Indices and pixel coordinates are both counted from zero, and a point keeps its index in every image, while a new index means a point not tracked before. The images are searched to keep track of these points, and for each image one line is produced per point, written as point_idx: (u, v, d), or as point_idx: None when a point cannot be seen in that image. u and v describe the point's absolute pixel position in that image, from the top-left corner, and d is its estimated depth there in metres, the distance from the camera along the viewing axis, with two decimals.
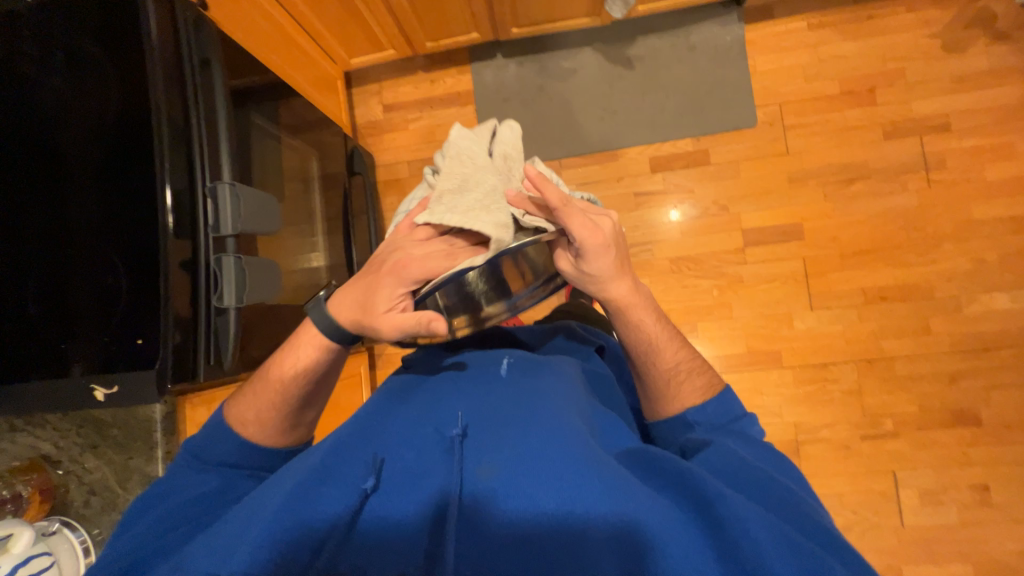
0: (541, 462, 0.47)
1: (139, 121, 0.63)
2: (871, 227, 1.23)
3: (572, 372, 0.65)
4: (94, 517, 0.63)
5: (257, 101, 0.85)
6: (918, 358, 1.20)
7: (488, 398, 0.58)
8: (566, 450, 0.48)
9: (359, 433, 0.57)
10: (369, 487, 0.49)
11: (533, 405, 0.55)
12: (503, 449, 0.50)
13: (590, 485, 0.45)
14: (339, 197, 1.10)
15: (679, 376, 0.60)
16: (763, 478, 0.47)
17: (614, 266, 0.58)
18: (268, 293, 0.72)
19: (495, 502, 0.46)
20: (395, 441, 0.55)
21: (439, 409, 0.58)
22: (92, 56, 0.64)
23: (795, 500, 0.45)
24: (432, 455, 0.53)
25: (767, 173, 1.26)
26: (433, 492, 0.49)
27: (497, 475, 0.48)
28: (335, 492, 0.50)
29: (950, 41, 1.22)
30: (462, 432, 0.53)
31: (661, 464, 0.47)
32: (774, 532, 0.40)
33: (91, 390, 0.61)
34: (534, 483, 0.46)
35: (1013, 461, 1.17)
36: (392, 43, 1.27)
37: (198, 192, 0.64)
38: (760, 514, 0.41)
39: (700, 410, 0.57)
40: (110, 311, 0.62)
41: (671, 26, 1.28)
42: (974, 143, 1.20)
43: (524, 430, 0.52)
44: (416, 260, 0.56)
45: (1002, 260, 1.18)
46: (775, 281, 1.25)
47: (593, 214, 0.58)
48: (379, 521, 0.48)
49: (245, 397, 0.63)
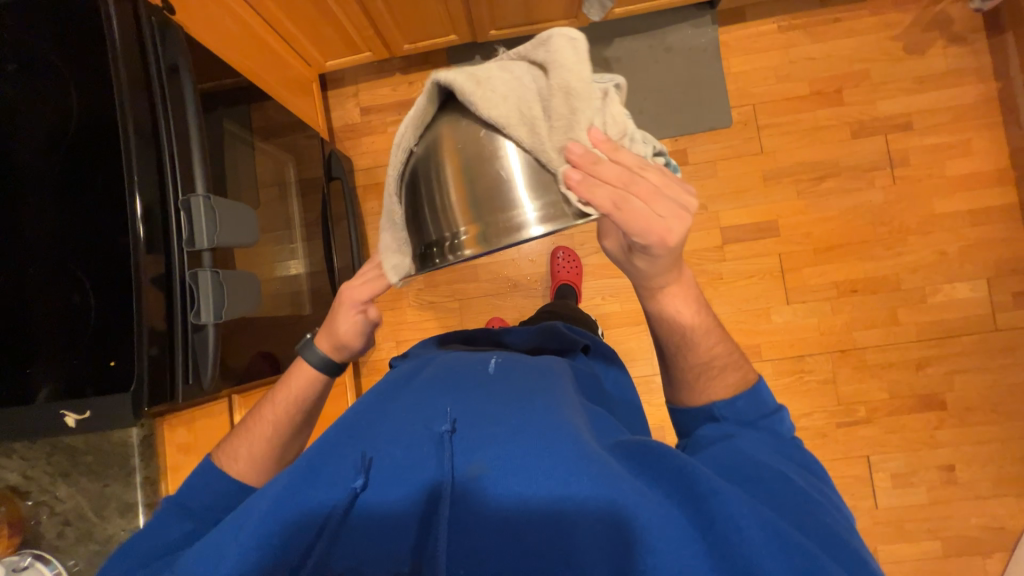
0: (534, 459, 0.47)
1: (102, 130, 0.60)
2: (841, 222, 1.27)
3: (562, 370, 0.65)
4: (71, 547, 0.59)
5: (228, 106, 0.82)
6: (887, 348, 1.26)
7: (479, 395, 0.58)
8: (561, 447, 0.47)
9: (349, 434, 0.55)
10: (358, 487, 0.48)
11: (526, 402, 0.54)
12: (494, 446, 0.49)
13: (583, 480, 0.44)
14: (317, 202, 1.08)
15: (712, 370, 0.60)
16: (758, 472, 0.48)
17: (661, 268, 0.54)
18: (249, 308, 0.69)
19: (487, 500, 0.46)
20: (384, 439, 0.53)
21: (429, 405, 0.57)
22: (50, 65, 0.61)
23: (792, 494, 0.46)
24: (421, 449, 0.51)
25: (742, 172, 1.30)
26: (420, 492, 0.47)
27: (488, 473, 0.47)
28: (326, 494, 0.49)
29: (910, 43, 1.27)
30: (452, 427, 0.52)
31: (659, 453, 0.47)
32: (767, 530, 0.41)
33: (61, 416, 0.57)
34: (527, 481, 0.46)
35: (976, 442, 1.24)
36: (368, 46, 1.25)
37: (171, 206, 0.61)
38: (748, 505, 0.43)
39: (730, 404, 0.57)
40: (80, 332, 0.59)
41: (646, 28, 1.30)
42: (934, 141, 1.26)
43: (517, 424, 0.51)
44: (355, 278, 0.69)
45: (962, 251, 1.25)
46: (753, 277, 1.28)
47: (665, 201, 0.48)
48: (367, 524, 0.47)
49: (238, 437, 0.66)
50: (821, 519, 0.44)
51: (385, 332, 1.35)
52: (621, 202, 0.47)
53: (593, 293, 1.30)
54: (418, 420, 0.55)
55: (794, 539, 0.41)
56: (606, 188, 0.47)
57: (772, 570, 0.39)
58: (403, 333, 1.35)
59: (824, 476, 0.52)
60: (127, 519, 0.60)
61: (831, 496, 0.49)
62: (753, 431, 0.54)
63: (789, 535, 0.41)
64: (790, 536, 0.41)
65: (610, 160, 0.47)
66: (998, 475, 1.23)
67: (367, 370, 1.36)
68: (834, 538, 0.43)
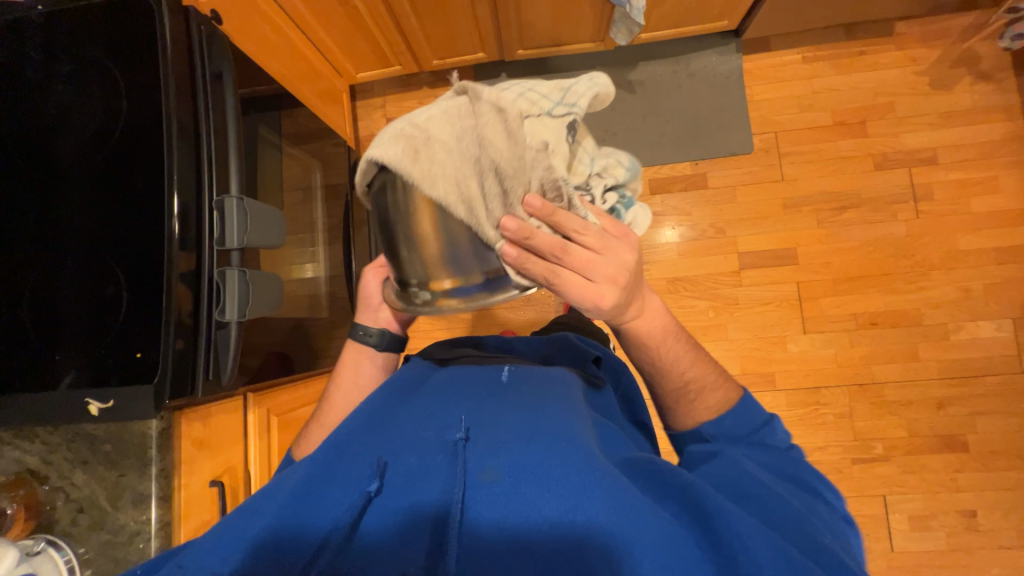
0: (542, 471, 0.47)
1: (146, 130, 0.63)
2: (862, 253, 1.26)
3: (574, 383, 0.65)
4: (81, 535, 0.60)
5: (263, 112, 0.85)
6: (907, 384, 1.23)
7: (490, 404, 0.58)
8: (570, 460, 0.47)
9: (363, 435, 0.56)
10: (372, 490, 0.48)
11: (537, 415, 0.54)
12: (505, 454, 0.49)
13: (592, 494, 0.44)
14: (341, 208, 1.11)
15: (694, 394, 0.59)
16: (765, 494, 0.46)
17: (608, 317, 0.52)
18: (271, 308, 0.71)
19: (495, 511, 0.45)
20: (397, 444, 0.53)
21: (440, 412, 0.57)
22: (103, 68, 0.64)
23: (803, 518, 0.44)
24: (433, 457, 0.51)
25: (762, 198, 1.29)
26: (429, 497, 0.47)
27: (499, 481, 0.47)
28: (339, 496, 0.50)
29: (936, 79, 1.27)
30: (465, 435, 0.52)
31: (668, 474, 0.47)
32: (774, 548, 0.39)
33: (85, 404, 0.59)
34: (537, 491, 0.45)
35: (999, 488, 1.19)
36: (399, 60, 1.29)
37: (206, 206, 0.63)
38: (759, 528, 0.41)
39: (716, 423, 0.57)
40: (109, 323, 0.61)
41: (671, 54, 1.32)
42: (959, 176, 1.25)
43: (528, 436, 0.51)
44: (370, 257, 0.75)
45: (987, 289, 1.22)
46: (770, 304, 1.27)
47: (591, 266, 0.48)
48: (376, 527, 0.47)
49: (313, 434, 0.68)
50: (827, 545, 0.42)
51: None
52: (551, 275, 0.47)
53: None
54: (430, 427, 0.55)
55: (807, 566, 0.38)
56: (537, 261, 0.47)
57: None
58: (415, 341, 1.36)
59: (826, 494, 0.50)
60: (139, 511, 0.60)
61: (835, 517, 0.48)
62: (744, 448, 0.54)
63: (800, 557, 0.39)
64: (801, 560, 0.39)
65: (567, 221, 0.46)
66: (1022, 524, 1.18)
67: None
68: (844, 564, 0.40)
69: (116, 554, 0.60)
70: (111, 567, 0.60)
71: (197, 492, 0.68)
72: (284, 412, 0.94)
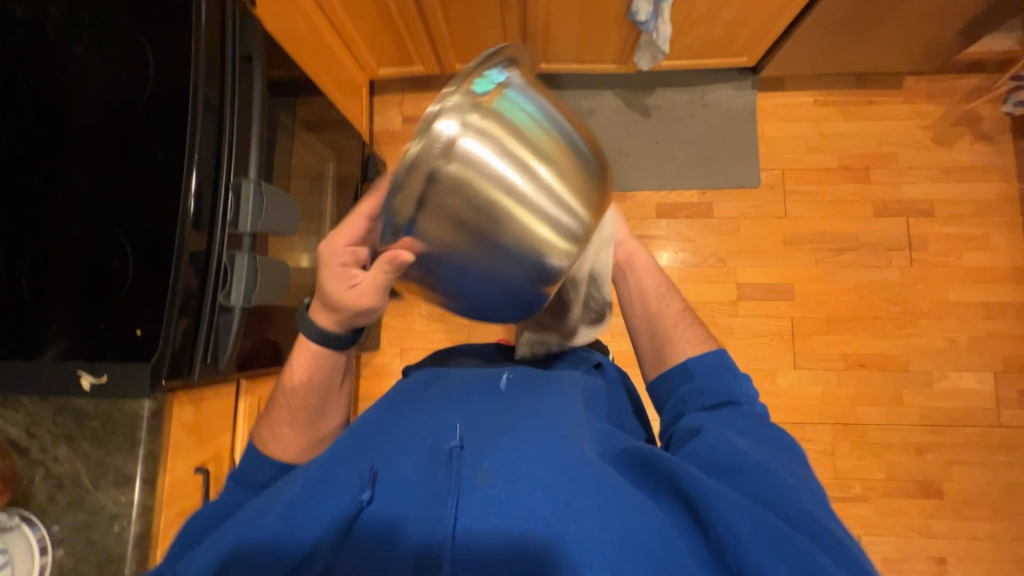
0: (535, 473, 0.47)
1: (169, 104, 0.62)
2: (855, 296, 1.29)
3: (573, 388, 0.64)
4: (56, 512, 0.58)
5: (283, 97, 0.85)
6: (889, 427, 1.25)
7: (484, 411, 0.58)
8: (561, 463, 0.48)
9: (356, 443, 0.55)
10: (366, 499, 0.48)
11: (532, 420, 0.54)
12: (498, 456, 0.49)
13: (582, 493, 0.45)
14: (349, 200, 1.11)
15: (679, 331, 0.66)
16: (748, 467, 0.47)
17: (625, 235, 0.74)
18: (277, 296, 0.69)
19: (489, 512, 0.45)
20: (389, 451, 0.53)
21: (435, 419, 0.56)
22: (133, 38, 0.63)
23: (793, 492, 0.45)
24: (427, 465, 0.51)
25: (764, 233, 1.32)
26: (421, 503, 0.47)
27: (491, 482, 0.47)
28: (331, 503, 0.49)
29: (939, 134, 1.32)
30: (459, 442, 0.51)
31: (655, 460, 0.47)
32: (759, 523, 0.41)
33: (78, 377, 0.58)
34: (528, 492, 0.45)
35: (969, 537, 1.21)
36: (422, 60, 1.29)
37: (222, 185, 0.62)
38: (745, 508, 0.42)
39: (700, 359, 0.61)
40: (111, 297, 0.60)
41: (688, 83, 1.35)
42: (954, 231, 1.29)
43: (523, 439, 0.51)
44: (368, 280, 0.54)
45: (972, 341, 1.26)
46: (764, 337, 1.29)
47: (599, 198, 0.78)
48: (372, 532, 0.47)
49: (294, 433, 0.65)
50: (810, 513, 0.44)
51: (391, 337, 1.35)
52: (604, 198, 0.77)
53: (603, 329, 1.30)
54: (423, 431, 0.55)
55: (796, 543, 0.41)
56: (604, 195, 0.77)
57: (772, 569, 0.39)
58: (408, 341, 1.35)
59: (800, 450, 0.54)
60: (120, 492, 0.58)
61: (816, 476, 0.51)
62: (723, 413, 0.56)
63: (789, 535, 0.41)
64: (791, 539, 0.41)
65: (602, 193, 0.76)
66: (988, 574, 1.20)
67: (366, 373, 1.35)
68: (829, 541, 0.42)
69: (91, 535, 0.57)
70: (85, 549, 0.57)
71: (181, 477, 0.66)
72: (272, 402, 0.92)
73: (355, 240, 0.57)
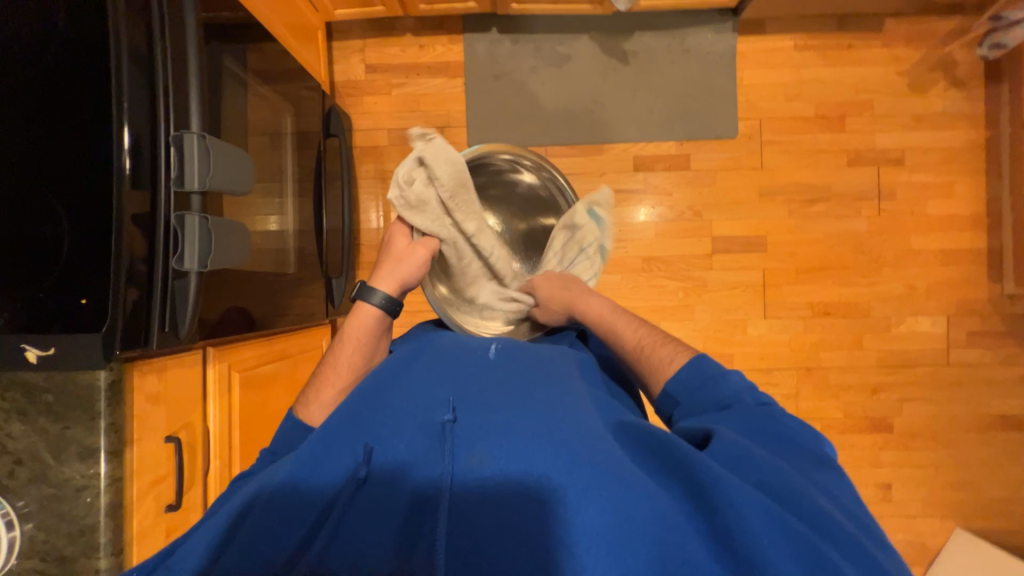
0: (531, 448, 0.48)
1: (89, 46, 0.55)
2: (825, 246, 1.32)
3: (566, 359, 0.66)
4: (19, 489, 0.56)
5: (227, 40, 0.76)
6: (849, 369, 1.32)
7: (480, 382, 0.58)
8: (557, 438, 0.48)
9: (352, 416, 0.55)
10: (361, 476, 0.50)
11: (528, 397, 0.55)
12: (494, 436, 0.50)
13: (580, 470, 0.45)
14: (312, 157, 1.04)
15: (652, 357, 0.66)
16: (745, 453, 0.47)
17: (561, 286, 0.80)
18: (238, 259, 0.65)
19: (487, 491, 0.47)
20: (386, 426, 0.54)
21: (429, 393, 0.57)
22: None
23: (789, 483, 0.44)
24: (425, 441, 0.52)
25: (740, 185, 1.32)
26: (424, 482, 0.49)
27: (488, 462, 0.48)
28: (332, 478, 0.51)
29: (915, 81, 1.31)
30: (453, 417, 0.53)
31: (657, 444, 0.47)
32: (764, 512, 0.41)
33: (22, 350, 0.55)
34: (523, 469, 0.47)
35: (913, 464, 1.33)
36: (383, 0, 1.18)
37: (162, 139, 0.56)
38: (749, 495, 0.42)
39: (675, 380, 0.61)
40: (50, 263, 0.56)
41: (668, 26, 1.28)
42: (922, 179, 1.31)
43: (518, 414, 0.52)
44: (412, 272, 0.74)
45: (930, 287, 1.31)
46: (736, 289, 1.32)
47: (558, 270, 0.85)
48: (371, 503, 0.49)
49: (333, 392, 0.68)
50: (814, 501, 0.43)
51: None
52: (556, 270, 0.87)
53: None
54: (416, 407, 0.56)
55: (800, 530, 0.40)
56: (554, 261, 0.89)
57: (779, 558, 0.39)
58: None
59: (808, 441, 0.52)
60: (86, 465, 0.56)
61: (836, 487, 0.48)
62: (730, 415, 0.54)
63: (791, 524, 0.40)
64: (798, 529, 0.40)
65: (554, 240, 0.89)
66: (927, 496, 1.33)
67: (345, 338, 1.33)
68: (835, 527, 0.42)
69: (60, 509, 0.56)
70: (55, 522, 0.56)
71: (151, 449, 0.63)
72: (249, 369, 0.88)
73: (406, 288, 0.74)
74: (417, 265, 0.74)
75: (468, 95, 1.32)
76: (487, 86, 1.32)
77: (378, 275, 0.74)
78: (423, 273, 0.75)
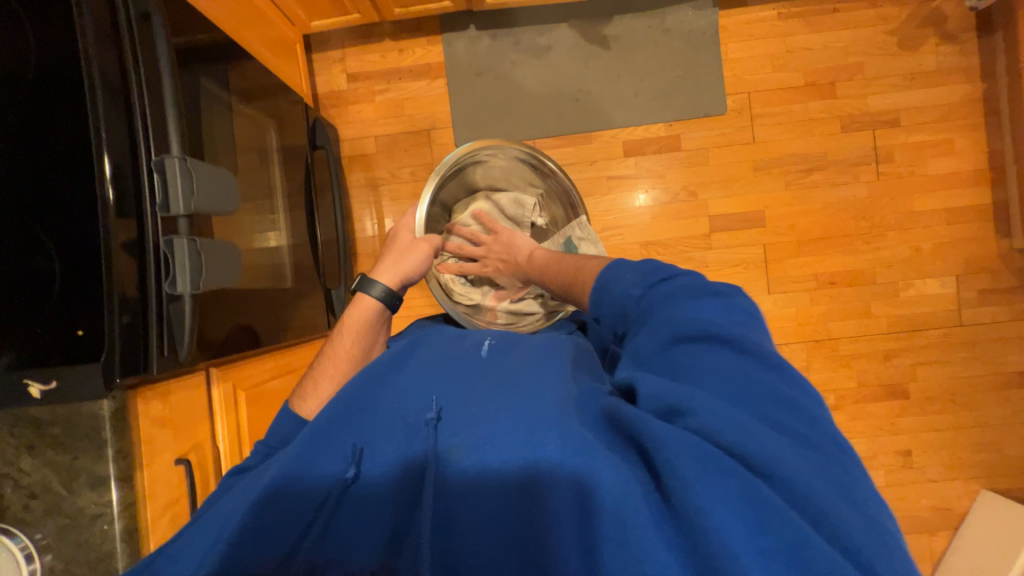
0: (504, 437, 0.49)
1: (64, 82, 0.55)
2: (825, 215, 1.30)
3: (558, 349, 0.66)
4: (36, 521, 0.57)
5: (206, 61, 0.76)
6: (859, 338, 1.30)
7: (458, 373, 0.59)
8: (528, 423, 0.49)
9: (335, 416, 0.54)
10: (348, 476, 0.52)
11: (502, 385, 0.56)
12: (470, 427, 0.51)
13: (548, 451, 0.47)
14: (300, 171, 1.04)
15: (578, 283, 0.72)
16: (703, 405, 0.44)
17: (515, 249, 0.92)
18: (231, 278, 0.65)
19: (463, 479, 0.49)
20: (369, 425, 0.55)
21: (409, 389, 0.58)
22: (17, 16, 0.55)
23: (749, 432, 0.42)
24: (406, 437, 0.53)
25: (733, 161, 1.30)
26: (406, 476, 0.51)
27: (464, 453, 0.50)
28: (316, 479, 0.52)
29: (904, 38, 1.28)
30: (434, 414, 0.53)
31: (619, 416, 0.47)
32: (721, 484, 0.40)
33: (24, 385, 0.55)
34: (497, 457, 0.49)
35: (933, 429, 1.31)
36: (357, 8, 1.18)
37: (144, 167, 0.57)
38: (700, 458, 0.41)
39: (597, 302, 0.65)
40: (45, 296, 0.57)
41: (647, 7, 1.27)
42: (919, 139, 1.28)
43: (494, 403, 0.53)
44: (414, 265, 0.80)
45: (936, 248, 1.29)
46: (737, 266, 1.30)
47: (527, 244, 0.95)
48: (359, 501, 0.52)
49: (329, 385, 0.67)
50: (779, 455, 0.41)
51: None
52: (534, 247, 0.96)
53: None
54: (396, 405, 0.56)
55: (753, 490, 0.39)
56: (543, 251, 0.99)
57: (732, 526, 0.38)
58: None
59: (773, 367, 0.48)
60: (98, 493, 0.57)
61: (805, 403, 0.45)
62: (654, 334, 0.52)
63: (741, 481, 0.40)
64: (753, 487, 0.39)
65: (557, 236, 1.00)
66: (949, 460, 1.31)
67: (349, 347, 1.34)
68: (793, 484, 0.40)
69: (78, 538, 0.57)
70: (74, 551, 0.57)
71: (161, 473, 0.64)
72: (254, 385, 0.88)
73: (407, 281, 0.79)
74: (420, 257, 0.80)
75: (452, 95, 1.31)
76: (470, 84, 1.31)
77: (380, 268, 0.78)
78: (423, 267, 0.80)
